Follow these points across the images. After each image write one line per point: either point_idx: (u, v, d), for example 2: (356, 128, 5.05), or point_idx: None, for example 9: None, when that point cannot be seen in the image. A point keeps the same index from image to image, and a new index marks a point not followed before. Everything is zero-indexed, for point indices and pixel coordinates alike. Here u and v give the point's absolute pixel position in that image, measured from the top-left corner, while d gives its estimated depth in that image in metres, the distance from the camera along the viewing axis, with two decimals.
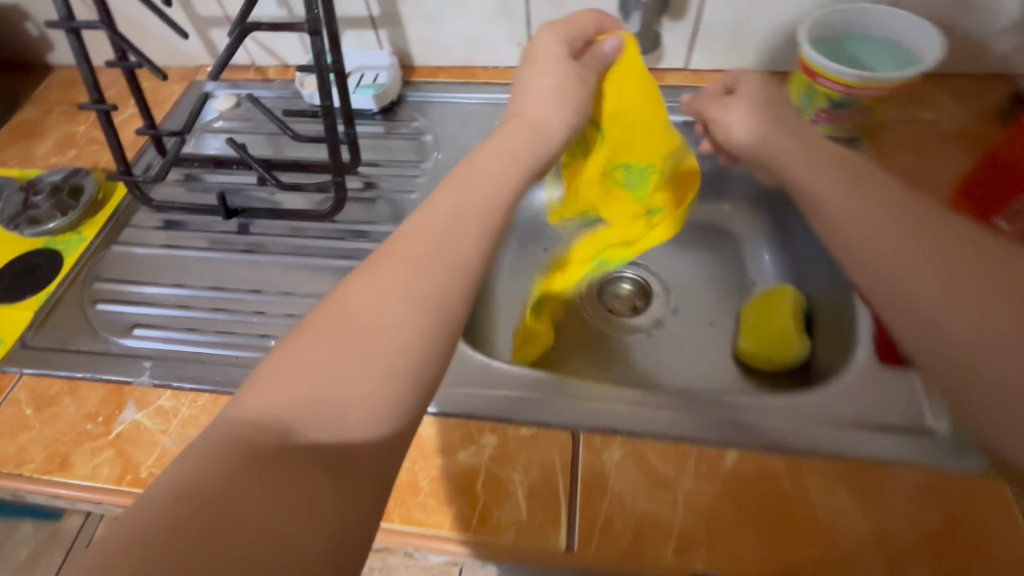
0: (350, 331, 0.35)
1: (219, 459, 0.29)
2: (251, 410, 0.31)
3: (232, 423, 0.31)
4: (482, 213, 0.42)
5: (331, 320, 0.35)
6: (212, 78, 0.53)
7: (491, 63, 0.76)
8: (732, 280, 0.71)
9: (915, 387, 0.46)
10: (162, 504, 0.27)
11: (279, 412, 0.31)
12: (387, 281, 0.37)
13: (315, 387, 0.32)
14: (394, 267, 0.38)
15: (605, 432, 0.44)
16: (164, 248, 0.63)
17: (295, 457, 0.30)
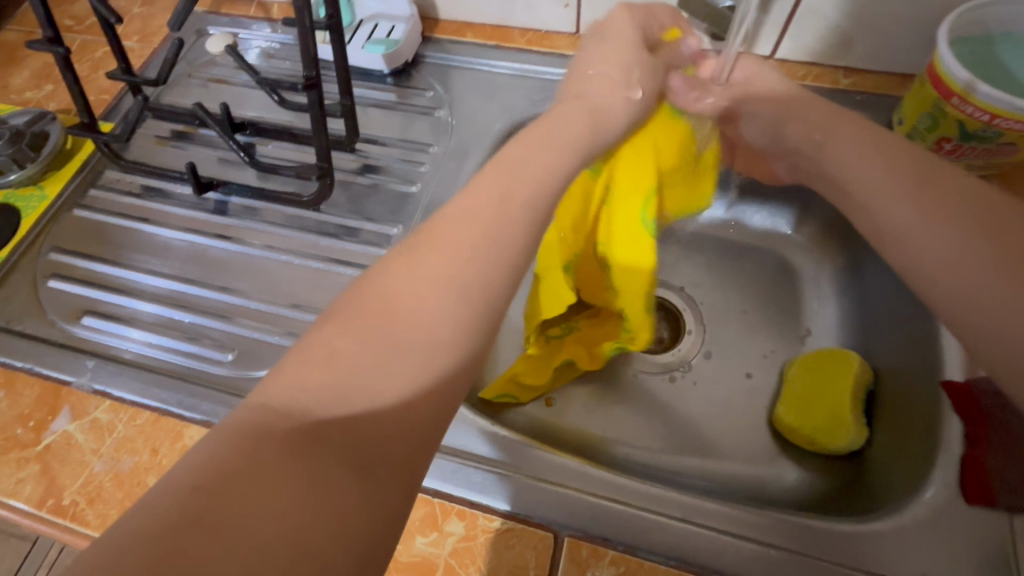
0: (381, 323, 0.28)
1: (238, 446, 0.23)
2: (278, 392, 0.25)
3: (256, 409, 0.25)
4: (465, 229, 0.32)
5: (371, 297, 0.29)
6: (174, 26, 0.42)
7: (530, 24, 0.63)
8: (783, 326, 0.59)
9: (1005, 542, 0.35)
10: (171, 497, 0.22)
11: (303, 403, 0.25)
12: (329, 328, 0.28)
13: (341, 381, 0.26)
14: (365, 300, 0.29)
15: (595, 540, 0.36)
16: (132, 220, 0.55)
17: (322, 446, 0.24)
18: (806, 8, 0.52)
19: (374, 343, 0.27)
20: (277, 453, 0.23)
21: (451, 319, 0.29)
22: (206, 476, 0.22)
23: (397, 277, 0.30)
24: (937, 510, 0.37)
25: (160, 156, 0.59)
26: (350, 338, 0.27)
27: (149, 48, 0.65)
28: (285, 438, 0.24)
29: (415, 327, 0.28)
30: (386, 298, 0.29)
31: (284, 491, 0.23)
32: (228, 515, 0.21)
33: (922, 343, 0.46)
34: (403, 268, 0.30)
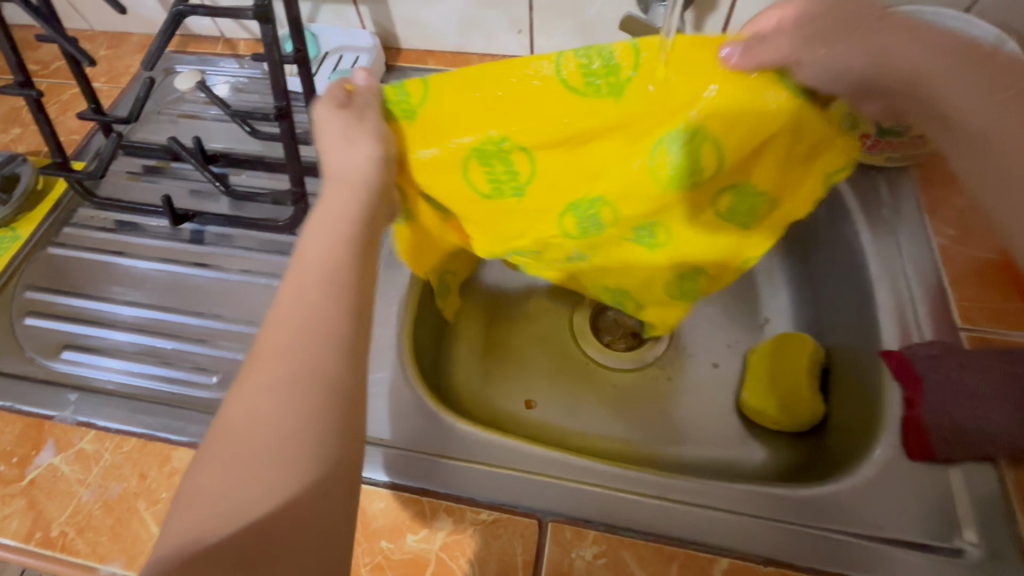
0: (246, 458, 0.28)
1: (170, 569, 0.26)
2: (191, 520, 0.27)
3: (191, 524, 0.27)
4: (291, 336, 0.30)
5: (226, 444, 0.29)
6: (146, 65, 0.44)
7: (487, 50, 0.67)
8: (742, 318, 0.62)
9: (946, 491, 0.39)
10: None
11: (205, 528, 0.27)
12: (212, 480, 0.28)
13: (229, 504, 0.27)
14: (232, 446, 0.28)
15: (577, 523, 0.38)
16: (107, 255, 0.56)
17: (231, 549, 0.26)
18: (736, 24, 0.57)
19: (240, 455, 0.28)
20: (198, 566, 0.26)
21: (295, 407, 0.29)
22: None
23: (240, 399, 0.30)
24: (883, 468, 0.40)
25: (133, 192, 0.60)
26: (216, 466, 0.28)
27: (117, 88, 0.67)
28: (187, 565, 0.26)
29: (268, 419, 0.29)
30: (239, 435, 0.29)
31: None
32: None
33: (863, 320, 0.50)
34: (251, 392, 0.29)
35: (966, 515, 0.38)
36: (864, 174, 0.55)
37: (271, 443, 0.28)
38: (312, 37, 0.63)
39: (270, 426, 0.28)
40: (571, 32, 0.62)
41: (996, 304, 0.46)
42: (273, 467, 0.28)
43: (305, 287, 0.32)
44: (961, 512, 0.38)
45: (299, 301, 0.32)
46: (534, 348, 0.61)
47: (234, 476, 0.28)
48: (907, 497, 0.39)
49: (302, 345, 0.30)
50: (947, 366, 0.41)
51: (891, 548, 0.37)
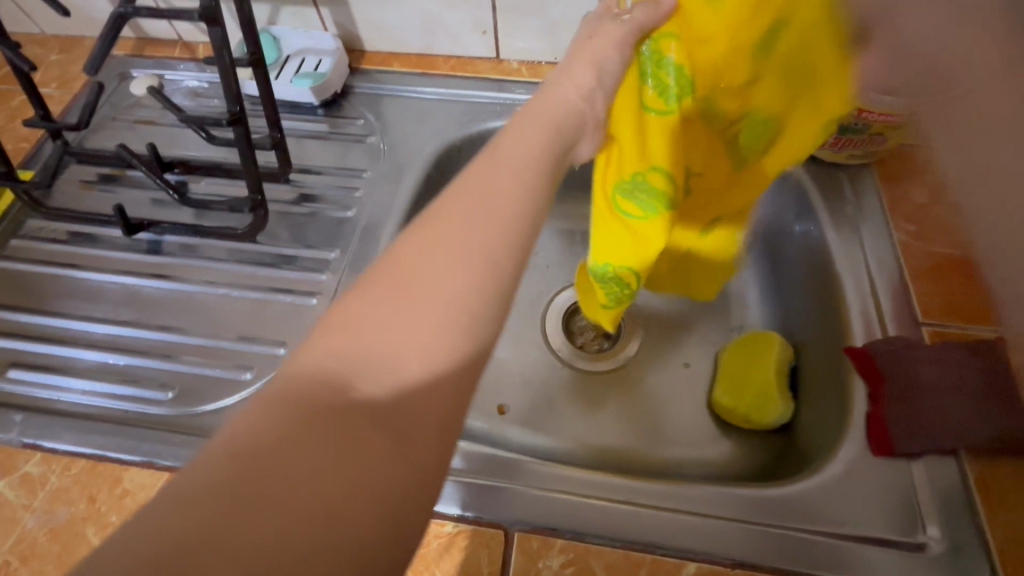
0: (413, 299, 0.26)
1: (285, 417, 0.23)
2: (314, 362, 0.25)
3: (296, 374, 0.25)
4: (505, 204, 0.29)
5: (400, 277, 0.27)
6: (88, 71, 0.43)
7: (453, 52, 0.66)
8: (715, 316, 0.62)
9: (909, 486, 0.39)
10: (218, 462, 0.22)
11: (346, 368, 0.25)
12: (371, 312, 0.26)
13: (372, 346, 0.25)
14: (409, 279, 0.27)
15: (545, 532, 0.38)
16: (59, 267, 0.54)
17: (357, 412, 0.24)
18: None
19: (400, 308, 0.26)
20: (314, 429, 0.23)
21: (459, 295, 0.27)
22: (240, 445, 0.22)
23: (432, 238, 0.28)
24: (849, 465, 0.41)
25: (86, 201, 0.58)
26: (376, 305, 0.26)
27: (69, 94, 0.64)
28: (312, 414, 0.23)
29: (434, 289, 0.26)
30: (415, 274, 0.27)
31: (307, 466, 0.22)
32: (266, 492, 0.21)
33: (830, 316, 0.50)
34: (436, 238, 0.28)
35: (929, 510, 0.38)
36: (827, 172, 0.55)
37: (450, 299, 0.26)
38: (272, 40, 0.62)
39: (447, 289, 0.27)
40: (536, 32, 0.62)
41: (955, 299, 0.46)
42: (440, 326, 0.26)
43: (491, 166, 0.31)
44: (923, 507, 0.38)
45: (492, 185, 0.30)
46: (508, 353, 0.60)
47: (403, 315, 0.26)
48: (872, 493, 0.39)
49: (484, 233, 0.28)
50: (905, 361, 0.42)
51: (856, 545, 0.37)
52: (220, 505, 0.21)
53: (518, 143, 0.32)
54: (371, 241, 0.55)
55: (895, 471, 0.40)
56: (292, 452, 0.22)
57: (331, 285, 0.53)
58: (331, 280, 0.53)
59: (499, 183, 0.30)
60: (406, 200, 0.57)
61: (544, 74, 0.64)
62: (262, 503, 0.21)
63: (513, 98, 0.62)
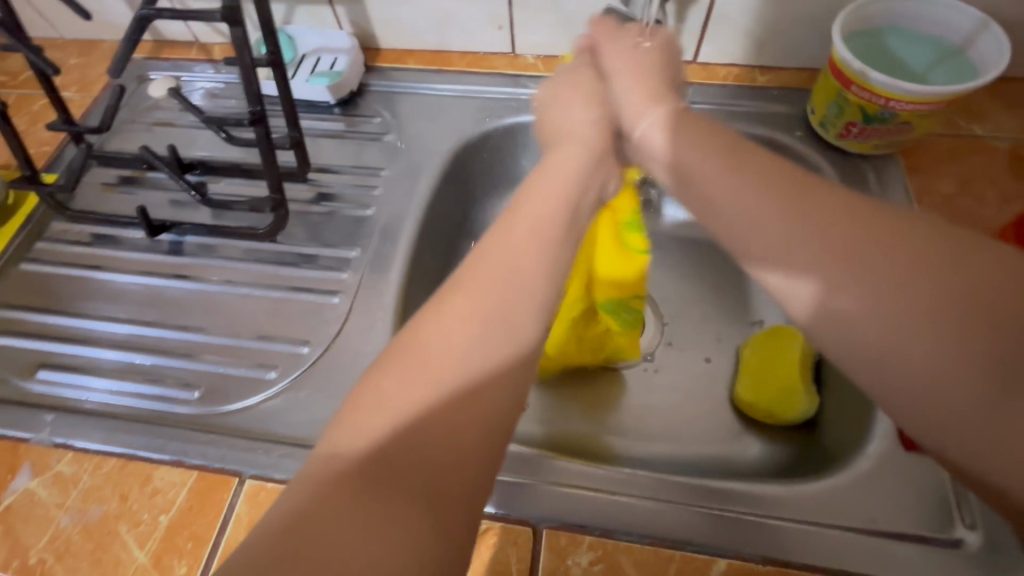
0: (431, 370, 0.28)
1: (322, 492, 0.25)
2: (344, 439, 0.27)
3: (330, 453, 0.27)
4: (512, 267, 0.32)
5: (415, 353, 0.29)
6: (112, 74, 0.43)
7: (468, 48, 0.65)
8: (735, 312, 0.61)
9: (942, 481, 0.39)
10: (268, 539, 0.24)
11: (375, 439, 0.27)
12: (395, 389, 0.28)
13: (397, 417, 0.27)
14: (430, 356, 0.29)
15: (573, 529, 0.37)
16: (85, 269, 0.55)
17: (387, 479, 0.26)
18: (718, 15, 0.56)
19: (414, 376, 0.28)
20: (352, 496, 0.25)
21: (480, 358, 0.29)
22: (289, 519, 0.25)
23: (438, 318, 0.30)
24: (879, 460, 0.40)
25: (108, 203, 0.59)
26: (398, 377, 0.28)
27: (88, 97, 0.65)
28: (351, 481, 0.25)
29: (456, 359, 0.29)
30: (429, 349, 0.29)
31: (353, 525, 0.24)
32: (315, 555, 0.24)
33: None
34: (449, 311, 0.30)
35: (964, 506, 0.38)
36: (852, 163, 0.54)
37: (464, 358, 0.29)
38: (288, 39, 0.62)
39: (462, 353, 0.29)
40: (552, 27, 0.61)
41: None
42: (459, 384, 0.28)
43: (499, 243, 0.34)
44: (959, 504, 0.38)
45: (497, 263, 0.32)
46: None
47: (424, 384, 0.28)
48: (905, 489, 0.39)
49: (494, 299, 0.31)
50: None
51: (889, 541, 0.37)
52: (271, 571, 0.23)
53: (523, 219, 0.35)
54: (389, 239, 0.55)
55: (929, 466, 0.39)
56: (338, 512, 0.25)
57: (352, 283, 0.53)
58: (351, 279, 0.53)
59: (510, 261, 0.32)
60: (424, 198, 0.57)
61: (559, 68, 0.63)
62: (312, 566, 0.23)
63: (529, 94, 0.62)
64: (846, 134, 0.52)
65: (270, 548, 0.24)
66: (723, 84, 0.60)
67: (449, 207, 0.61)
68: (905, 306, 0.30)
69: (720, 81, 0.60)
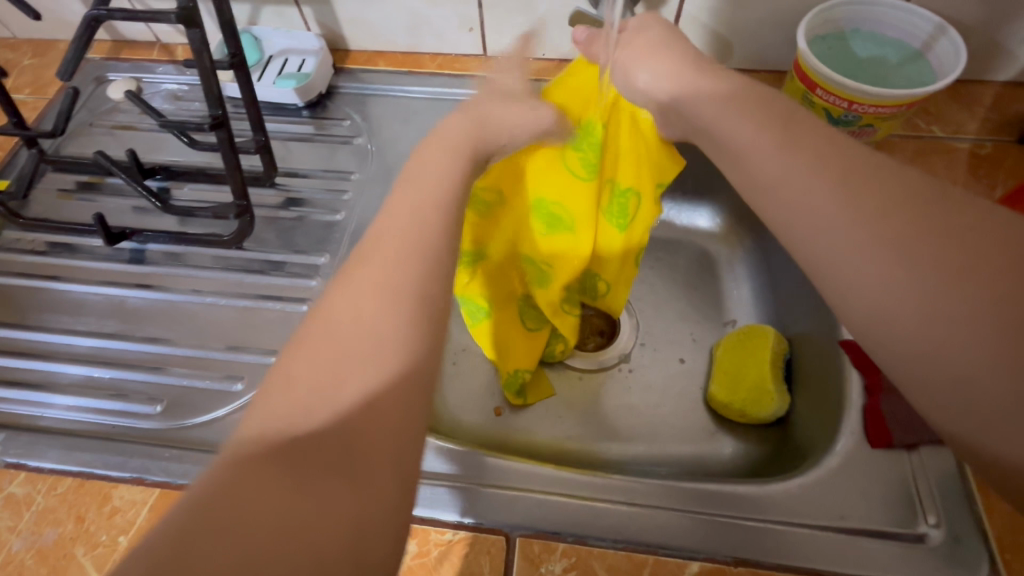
0: (349, 343, 0.28)
1: (242, 461, 0.25)
2: (265, 411, 0.26)
3: (247, 428, 0.26)
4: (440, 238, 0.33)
5: (332, 327, 0.29)
6: (61, 77, 0.42)
7: (439, 50, 0.65)
8: (709, 311, 0.61)
9: (907, 477, 0.40)
10: (182, 510, 0.23)
11: (297, 413, 0.26)
12: (318, 361, 0.28)
13: (317, 388, 0.27)
14: (346, 330, 0.29)
15: (545, 536, 0.37)
16: (40, 280, 0.52)
17: (311, 446, 0.26)
18: (687, 18, 0.56)
19: (331, 350, 0.28)
20: (273, 464, 0.25)
21: (393, 329, 0.29)
22: (205, 492, 0.23)
23: (354, 293, 0.30)
24: (846, 458, 0.41)
25: (64, 210, 0.56)
26: (311, 357, 0.28)
27: (43, 100, 0.62)
28: (277, 447, 0.25)
29: (365, 333, 0.29)
30: (347, 321, 0.29)
31: (272, 493, 0.24)
32: (239, 520, 0.23)
33: (825, 307, 0.50)
34: (362, 286, 0.30)
35: (930, 502, 0.38)
36: None
37: (382, 326, 0.29)
38: (253, 40, 0.60)
39: (381, 324, 0.29)
40: (523, 29, 0.61)
41: None
42: (379, 353, 0.28)
43: (397, 221, 0.33)
44: (924, 501, 0.39)
45: (397, 244, 0.32)
46: None
47: (343, 356, 0.28)
48: (872, 487, 0.39)
49: (404, 273, 0.31)
50: None
51: (857, 537, 0.37)
52: (182, 552, 0.22)
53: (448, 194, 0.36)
54: (360, 244, 0.54)
55: (895, 464, 0.40)
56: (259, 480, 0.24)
57: (321, 290, 0.52)
58: (321, 286, 0.52)
59: (407, 239, 0.32)
60: None
61: (531, 70, 0.63)
62: (235, 531, 0.23)
63: None
64: None
65: (184, 520, 0.23)
66: None
67: None
68: (910, 282, 0.27)
69: None
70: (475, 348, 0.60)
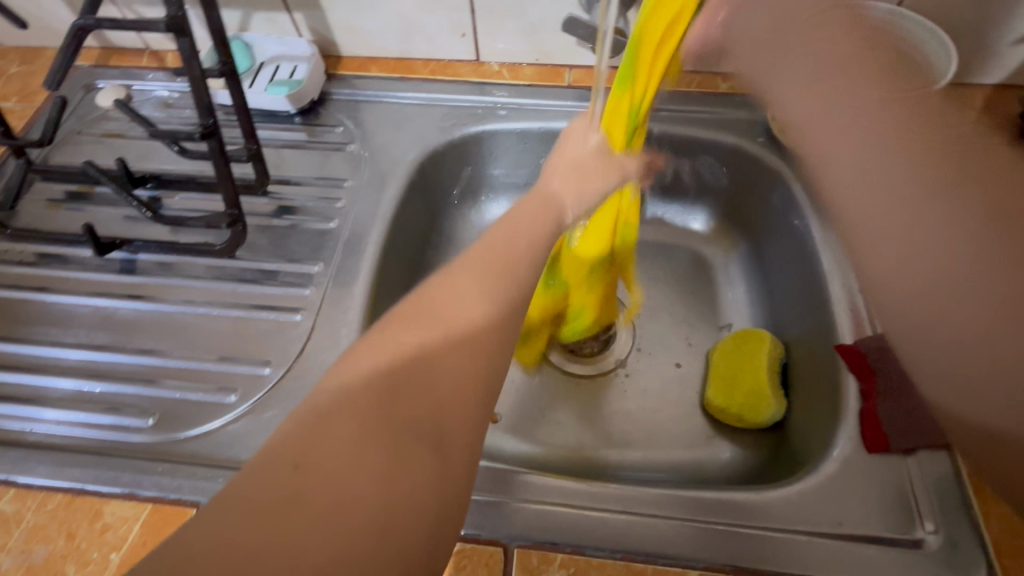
0: (438, 329, 0.30)
1: (335, 434, 0.25)
2: (358, 385, 0.27)
3: (341, 398, 0.27)
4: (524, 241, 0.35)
5: (422, 313, 0.30)
6: (49, 87, 0.41)
7: (432, 55, 0.64)
8: (705, 315, 0.61)
9: (904, 482, 0.40)
10: (279, 476, 0.24)
11: (390, 392, 0.27)
12: (410, 344, 0.29)
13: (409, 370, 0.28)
14: (439, 319, 0.30)
15: (546, 546, 0.37)
16: (28, 291, 0.52)
17: (399, 427, 0.26)
18: None
19: (421, 337, 0.29)
20: (366, 438, 0.25)
21: (482, 324, 0.30)
22: (302, 460, 0.24)
23: (445, 287, 0.32)
24: (844, 463, 0.41)
25: (53, 220, 0.56)
26: (405, 338, 0.29)
27: (31, 108, 0.62)
28: (368, 423, 0.26)
29: (454, 324, 0.30)
30: (437, 309, 0.31)
31: (371, 468, 0.25)
32: (333, 491, 0.24)
33: (820, 312, 0.50)
34: (452, 282, 0.32)
35: (927, 507, 0.38)
36: None
37: (471, 320, 0.30)
38: (244, 47, 0.60)
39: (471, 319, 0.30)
40: (516, 35, 0.61)
41: None
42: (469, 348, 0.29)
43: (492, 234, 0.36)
44: (921, 506, 0.39)
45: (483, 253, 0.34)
46: None
47: (435, 343, 0.29)
48: (869, 492, 0.39)
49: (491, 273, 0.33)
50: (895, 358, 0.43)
51: (856, 544, 0.37)
52: (275, 517, 0.23)
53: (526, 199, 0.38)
54: (354, 252, 0.53)
55: (891, 469, 0.40)
56: (347, 458, 0.25)
57: (316, 299, 0.51)
58: (315, 295, 0.51)
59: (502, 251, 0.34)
60: (390, 209, 0.56)
61: (525, 75, 0.63)
62: (330, 502, 0.23)
63: (495, 101, 0.61)
64: None
65: (281, 487, 0.23)
66: (687, 91, 0.60)
67: (416, 216, 0.60)
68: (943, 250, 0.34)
69: (684, 88, 0.60)
70: None
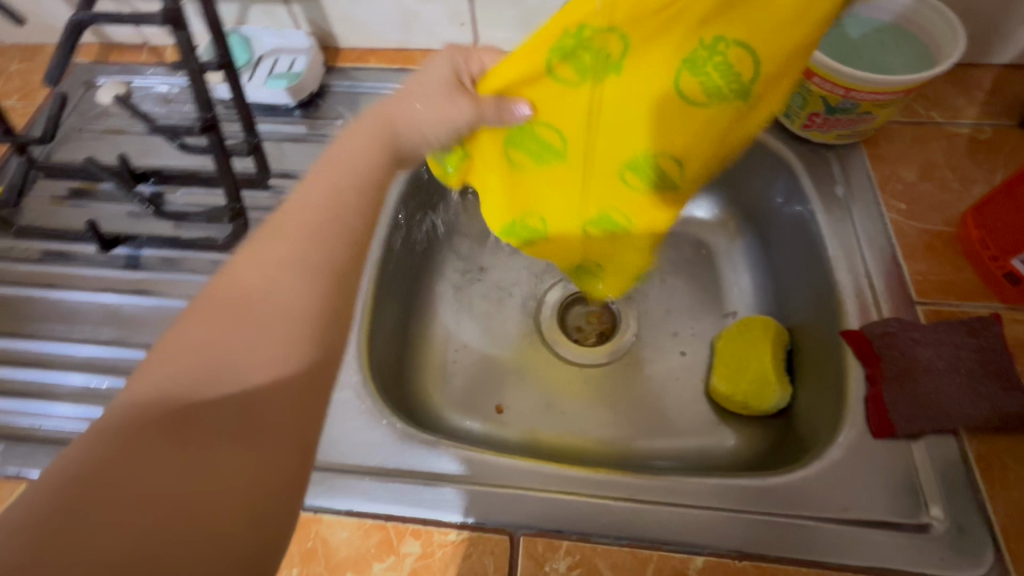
0: (242, 309, 0.29)
1: (126, 437, 0.24)
2: (157, 380, 0.26)
3: (138, 400, 0.26)
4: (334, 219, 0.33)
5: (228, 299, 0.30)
6: (49, 83, 0.41)
7: (431, 45, 0.64)
8: (708, 303, 0.61)
9: (910, 468, 0.39)
10: (54, 488, 0.22)
11: (183, 383, 0.26)
12: (215, 329, 0.28)
13: (215, 356, 0.27)
14: (250, 294, 0.30)
15: (550, 535, 0.37)
16: (35, 288, 0.52)
17: (204, 418, 0.25)
18: None
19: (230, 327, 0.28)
20: (157, 440, 0.24)
21: (293, 300, 0.30)
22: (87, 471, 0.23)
23: (253, 268, 0.31)
24: (849, 448, 0.41)
25: (57, 217, 0.56)
26: (203, 328, 0.28)
27: (33, 106, 0.62)
28: (161, 422, 0.25)
29: (259, 308, 0.29)
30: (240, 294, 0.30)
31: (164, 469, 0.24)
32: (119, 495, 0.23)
33: (825, 298, 0.50)
34: (248, 265, 0.31)
35: (933, 492, 0.38)
36: (816, 154, 0.55)
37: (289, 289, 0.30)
38: (243, 40, 0.60)
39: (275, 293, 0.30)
40: (517, 23, 0.60)
41: (946, 276, 0.47)
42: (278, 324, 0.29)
43: (291, 211, 0.33)
44: (927, 490, 0.38)
45: (272, 253, 0.31)
46: (500, 351, 0.59)
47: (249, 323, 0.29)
48: (874, 476, 0.39)
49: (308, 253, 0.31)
50: (903, 343, 0.42)
51: (861, 529, 0.37)
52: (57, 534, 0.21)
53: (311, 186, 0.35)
54: None
55: (898, 454, 0.40)
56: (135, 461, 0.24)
57: None
58: None
59: (310, 223, 0.33)
60: (392, 199, 0.56)
61: None
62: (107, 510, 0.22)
63: None
64: (809, 124, 0.53)
65: (55, 501, 0.22)
66: None
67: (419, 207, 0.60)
68: None
69: None
70: (474, 345, 0.59)
